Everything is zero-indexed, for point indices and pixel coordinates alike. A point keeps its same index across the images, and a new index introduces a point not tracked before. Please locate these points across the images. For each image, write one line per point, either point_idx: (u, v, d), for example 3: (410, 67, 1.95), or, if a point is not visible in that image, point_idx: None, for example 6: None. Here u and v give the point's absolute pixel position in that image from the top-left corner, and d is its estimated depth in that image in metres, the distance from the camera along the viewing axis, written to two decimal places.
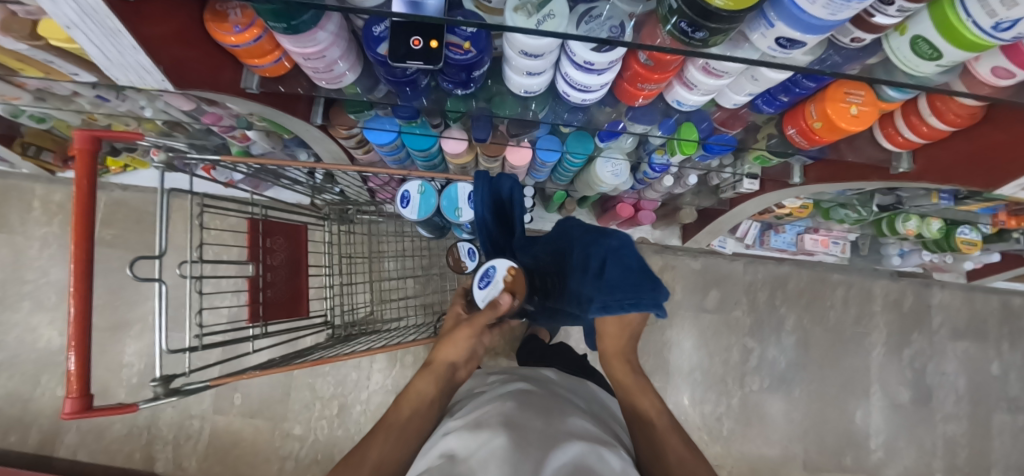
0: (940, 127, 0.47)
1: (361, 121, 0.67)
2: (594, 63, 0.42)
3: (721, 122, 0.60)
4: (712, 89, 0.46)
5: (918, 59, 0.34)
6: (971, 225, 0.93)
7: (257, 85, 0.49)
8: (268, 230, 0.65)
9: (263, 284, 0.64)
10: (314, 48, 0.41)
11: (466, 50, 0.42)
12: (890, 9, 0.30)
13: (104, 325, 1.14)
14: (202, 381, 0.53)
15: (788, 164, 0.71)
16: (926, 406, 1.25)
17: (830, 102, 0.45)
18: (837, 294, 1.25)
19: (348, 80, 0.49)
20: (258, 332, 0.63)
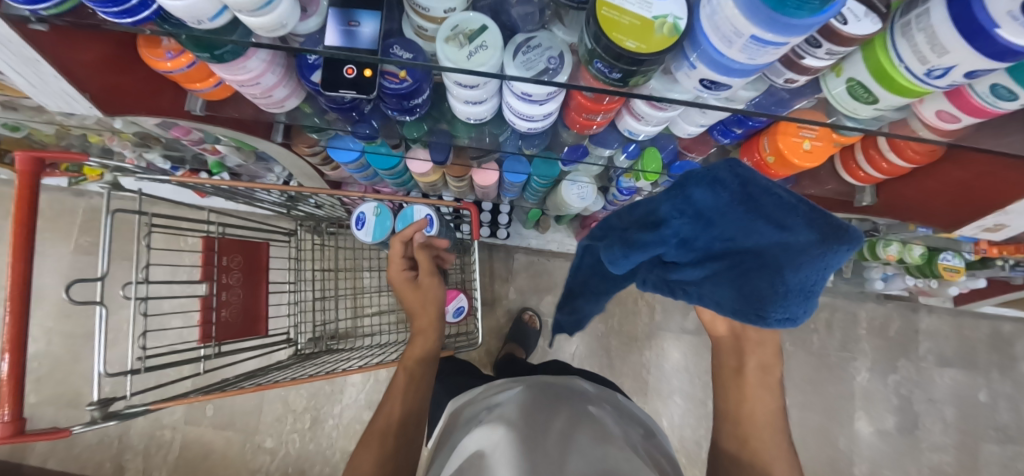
0: (899, 164, 0.46)
1: (323, 140, 0.66)
2: (531, 94, 0.41)
3: (685, 147, 0.59)
4: (660, 119, 0.45)
5: (856, 101, 0.32)
6: (954, 251, 0.90)
7: (201, 108, 0.49)
8: (223, 249, 0.64)
9: (216, 303, 0.63)
10: (246, 75, 0.40)
11: (401, 79, 0.41)
12: (817, 52, 0.28)
13: (78, 332, 1.13)
14: (142, 405, 0.52)
15: None
16: (912, 433, 1.21)
17: (782, 137, 0.44)
18: (821, 317, 1.23)
19: (290, 104, 0.48)
20: (209, 352, 0.62)
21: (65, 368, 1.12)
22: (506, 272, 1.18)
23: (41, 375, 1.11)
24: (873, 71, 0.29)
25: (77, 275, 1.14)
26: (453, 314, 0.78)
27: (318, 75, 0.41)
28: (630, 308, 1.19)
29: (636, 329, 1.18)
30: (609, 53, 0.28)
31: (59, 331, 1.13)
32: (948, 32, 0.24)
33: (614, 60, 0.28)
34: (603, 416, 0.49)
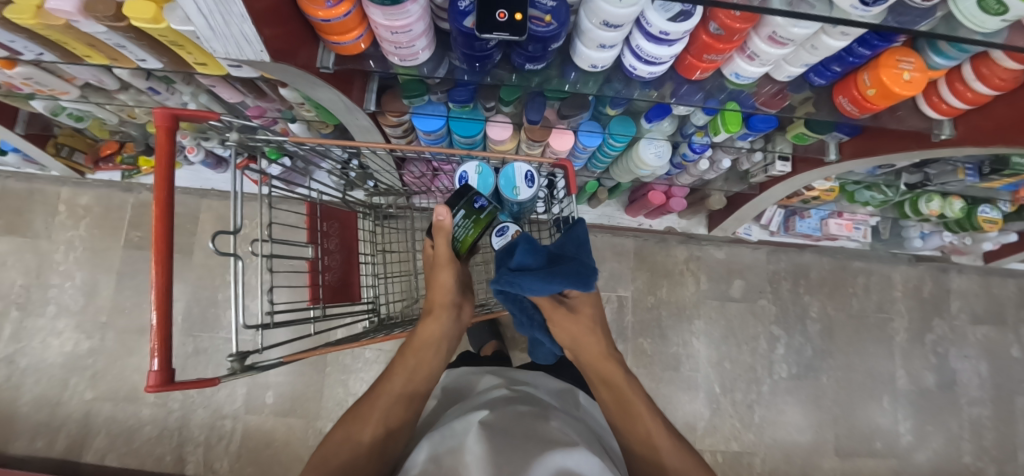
0: (983, 92, 0.51)
1: (412, 107, 0.69)
2: (669, 33, 0.44)
3: (763, 103, 0.60)
4: (773, 59, 0.49)
5: (985, 13, 0.36)
6: (991, 203, 0.97)
7: (332, 63, 0.51)
8: (324, 215, 0.66)
9: (321, 267, 0.65)
10: (403, 22, 0.43)
11: (547, 23, 0.44)
12: None
13: (132, 327, 1.13)
14: (275, 358, 0.54)
15: (824, 142, 0.75)
16: (951, 390, 1.26)
17: (884, 69, 0.48)
18: (858, 281, 1.28)
19: (422, 57, 0.51)
20: (317, 314, 0.64)
21: (121, 363, 1.11)
22: None
23: (96, 371, 1.10)
24: None
25: (130, 270, 1.14)
26: None
27: (471, 21, 0.44)
28: (675, 279, 1.23)
29: (683, 300, 1.22)
30: None
31: (114, 326, 1.12)
32: None
33: None
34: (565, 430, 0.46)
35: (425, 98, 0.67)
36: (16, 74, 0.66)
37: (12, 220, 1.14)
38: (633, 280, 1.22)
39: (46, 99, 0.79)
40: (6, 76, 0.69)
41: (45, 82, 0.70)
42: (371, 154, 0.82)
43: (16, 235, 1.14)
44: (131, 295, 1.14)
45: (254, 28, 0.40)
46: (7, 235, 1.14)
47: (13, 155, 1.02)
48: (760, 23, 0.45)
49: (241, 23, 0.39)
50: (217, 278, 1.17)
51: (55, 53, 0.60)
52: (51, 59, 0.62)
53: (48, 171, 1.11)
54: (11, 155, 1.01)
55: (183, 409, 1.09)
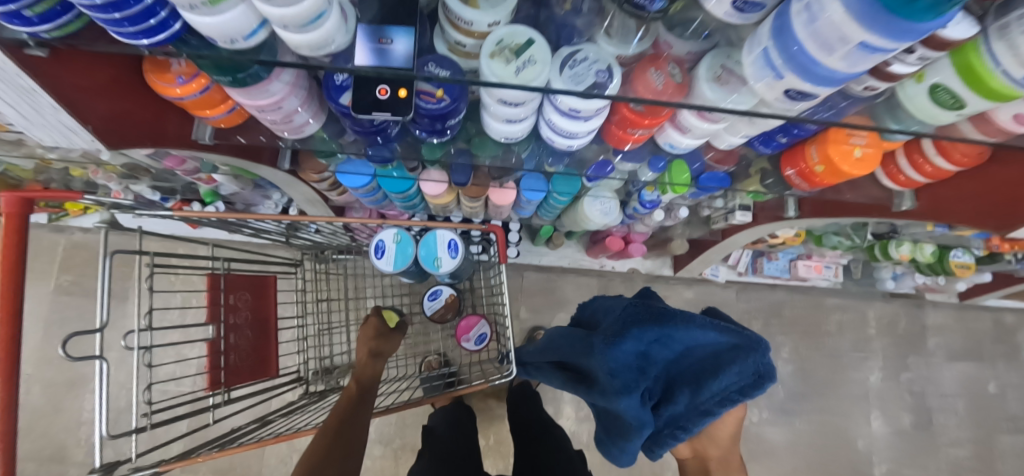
0: (944, 167, 0.45)
1: (332, 165, 0.63)
2: (579, 109, 0.38)
3: (716, 161, 0.57)
4: (706, 132, 0.43)
5: (939, 107, 0.31)
6: (964, 248, 0.94)
7: (210, 136, 0.45)
8: (230, 286, 0.59)
9: (225, 347, 0.57)
10: (268, 101, 0.37)
11: (438, 98, 0.39)
12: (909, 58, 0.27)
13: (60, 379, 1.05)
14: (150, 468, 0.46)
15: (782, 200, 0.70)
16: (929, 430, 1.23)
17: (831, 144, 0.43)
18: (832, 318, 1.24)
19: (310, 129, 0.45)
20: (219, 401, 0.57)
21: (46, 420, 1.02)
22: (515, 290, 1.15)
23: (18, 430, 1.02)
24: (969, 77, 0.28)
25: (58, 318, 1.06)
26: (474, 343, 0.72)
27: (347, 97, 0.38)
28: None
29: None
30: None
31: (39, 380, 1.04)
32: None
33: None
34: None
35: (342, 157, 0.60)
36: None
37: None
38: None
39: None
40: None
41: None
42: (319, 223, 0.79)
43: None
44: (58, 344, 1.06)
45: (75, 115, 0.37)
46: None
47: None
48: None
49: (54, 112, 0.35)
50: None
51: None
52: None
53: None
54: None
55: None
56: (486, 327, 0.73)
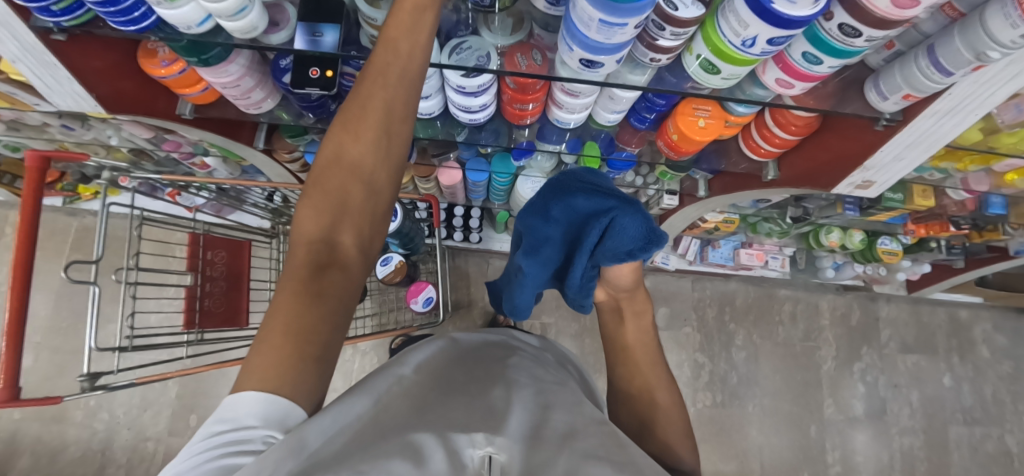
0: (786, 138, 0.55)
1: (300, 146, 0.75)
2: (465, 86, 0.49)
3: (618, 137, 0.66)
4: (578, 107, 0.54)
5: (707, 74, 0.42)
6: (891, 236, 1.00)
7: (190, 111, 0.56)
8: (209, 244, 0.71)
9: (200, 293, 0.68)
10: (227, 79, 0.48)
11: None
12: (665, 34, 0.38)
13: (66, 347, 1.16)
14: (128, 380, 0.57)
15: (695, 180, 0.81)
16: (881, 420, 1.27)
17: (680, 117, 0.53)
18: (784, 309, 1.30)
19: (267, 106, 0.56)
20: (193, 339, 0.68)
21: (51, 384, 1.13)
22: (481, 275, 1.25)
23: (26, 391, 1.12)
24: (713, 49, 0.39)
25: (68, 292, 1.18)
26: (422, 304, 0.83)
27: (288, 77, 0.49)
28: None
29: None
30: None
31: (48, 347, 1.15)
32: (744, 11, 0.34)
33: None
34: (528, 366, 0.46)
35: (309, 137, 0.72)
36: None
37: None
38: (558, 307, 1.26)
39: None
40: None
41: None
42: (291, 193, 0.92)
43: None
44: (67, 316, 1.18)
45: (85, 87, 0.49)
46: None
47: None
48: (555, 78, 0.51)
49: (70, 82, 0.47)
50: None
51: None
52: None
53: None
54: None
55: (108, 430, 1.11)
56: (433, 292, 0.85)
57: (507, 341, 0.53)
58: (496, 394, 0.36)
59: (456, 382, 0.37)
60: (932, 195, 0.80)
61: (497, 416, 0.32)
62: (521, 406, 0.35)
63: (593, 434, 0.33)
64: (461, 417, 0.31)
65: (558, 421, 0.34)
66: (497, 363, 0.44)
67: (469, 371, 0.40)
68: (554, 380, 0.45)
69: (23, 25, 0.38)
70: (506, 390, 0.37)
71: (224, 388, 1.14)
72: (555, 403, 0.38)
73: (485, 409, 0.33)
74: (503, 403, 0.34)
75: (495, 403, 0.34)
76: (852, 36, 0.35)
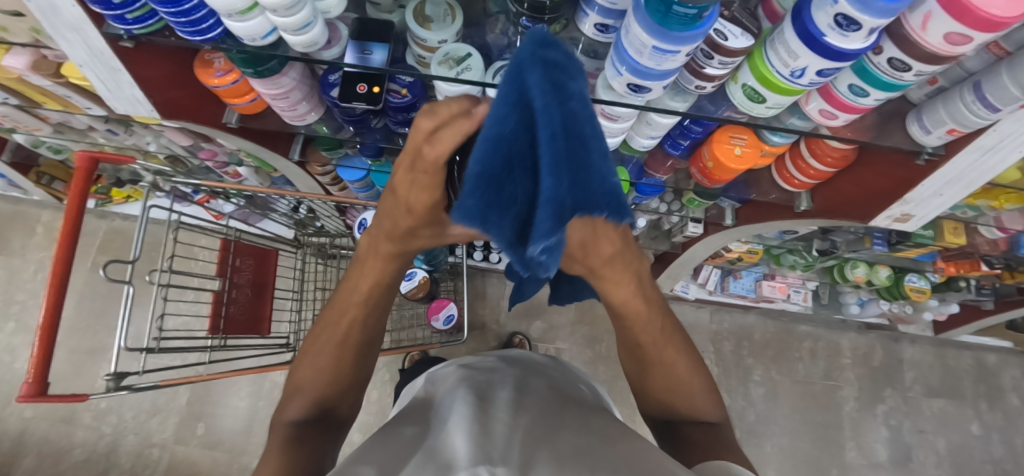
0: (822, 169, 0.56)
1: (334, 160, 0.76)
2: None
3: (647, 163, 0.67)
4: (615, 131, 0.54)
5: (751, 102, 0.43)
6: (918, 273, 0.98)
7: (235, 120, 0.59)
8: (238, 251, 0.72)
9: (226, 299, 0.69)
10: (279, 90, 0.50)
11: (403, 95, 0.51)
12: (712, 62, 0.39)
13: (83, 347, 1.17)
14: (152, 381, 0.57)
15: (722, 208, 0.81)
16: (907, 467, 1.20)
17: (716, 144, 0.53)
18: (804, 346, 1.27)
19: (311, 118, 0.58)
20: (215, 345, 0.68)
21: (64, 383, 1.13)
22: (497, 296, 1.25)
23: None
24: (760, 78, 0.40)
25: (89, 292, 1.20)
26: (442, 322, 0.83)
27: (337, 91, 0.51)
28: None
29: None
30: (530, 7, 0.39)
31: (65, 346, 1.16)
32: (797, 43, 0.35)
33: (535, 13, 0.40)
34: (544, 388, 0.47)
35: (343, 151, 0.74)
36: None
37: None
38: (573, 332, 1.24)
39: (26, 132, 0.89)
40: None
41: (19, 119, 0.81)
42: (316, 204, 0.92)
43: None
44: (86, 316, 1.19)
45: (144, 92, 0.50)
46: None
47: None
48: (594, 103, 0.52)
49: (130, 87, 0.49)
50: None
51: (18, 98, 0.69)
52: (17, 102, 0.71)
53: (31, 195, 1.20)
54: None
55: (115, 434, 1.10)
56: (454, 310, 0.84)
57: (525, 359, 0.56)
58: (501, 421, 0.37)
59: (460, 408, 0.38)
60: (964, 232, 0.79)
61: (497, 438, 0.33)
62: (523, 427, 0.36)
63: (609, 443, 0.31)
64: (456, 446, 0.32)
65: (567, 434, 0.34)
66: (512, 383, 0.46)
67: (470, 391, 0.42)
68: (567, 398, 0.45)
69: (96, 31, 0.40)
70: (508, 412, 0.38)
71: (233, 398, 1.13)
72: (559, 415, 0.38)
73: (484, 433, 0.34)
74: (504, 424, 0.36)
75: (491, 423, 0.36)
76: (902, 70, 0.36)
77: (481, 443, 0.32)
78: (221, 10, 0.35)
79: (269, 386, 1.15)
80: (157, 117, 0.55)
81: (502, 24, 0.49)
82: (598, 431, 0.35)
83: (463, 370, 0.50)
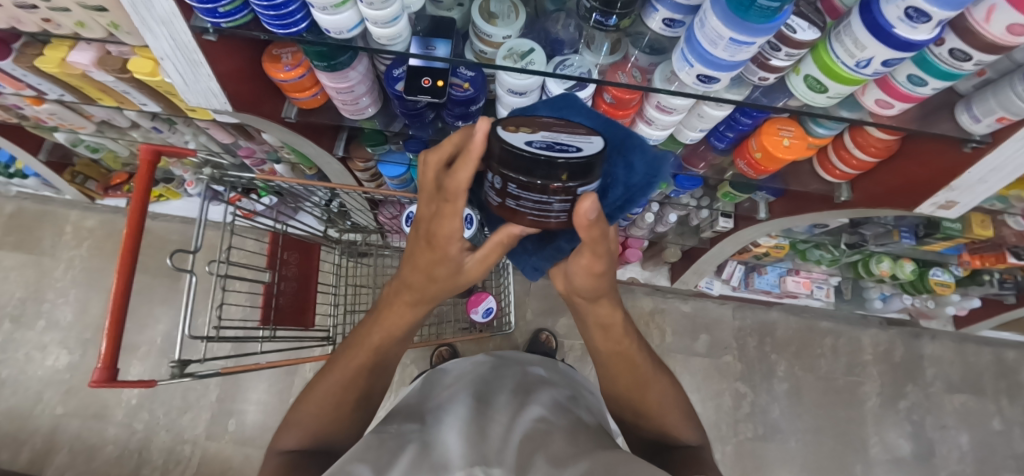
0: (865, 159, 0.57)
1: (377, 155, 0.77)
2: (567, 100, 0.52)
3: (686, 158, 0.69)
4: (668, 124, 0.56)
5: (812, 92, 0.45)
6: (942, 267, 1.00)
7: (294, 115, 0.61)
8: (285, 245, 0.73)
9: (276, 291, 0.70)
10: (345, 84, 0.52)
11: (465, 88, 0.53)
12: (779, 54, 0.41)
13: None
14: (214, 369, 0.58)
15: (755, 202, 0.83)
16: (930, 462, 1.21)
17: (765, 136, 0.55)
18: (826, 342, 1.28)
19: (369, 112, 0.60)
20: (266, 335, 0.69)
21: None
22: (522, 293, 1.27)
23: (70, 387, 1.13)
24: (823, 69, 0.42)
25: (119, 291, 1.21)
26: (482, 315, 0.84)
27: (401, 85, 0.53)
28: (642, 330, 1.26)
29: None
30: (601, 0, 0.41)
31: (96, 344, 1.17)
32: (865, 34, 0.37)
33: (604, 6, 0.42)
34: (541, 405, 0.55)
35: (387, 147, 0.75)
36: (43, 109, 0.78)
37: (22, 238, 1.23)
38: None
39: (68, 131, 0.91)
40: (35, 111, 0.81)
41: (66, 117, 0.83)
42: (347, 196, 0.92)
43: (24, 251, 1.22)
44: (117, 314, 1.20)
45: (219, 85, 0.51)
46: (16, 250, 1.22)
47: (33, 179, 1.14)
48: (649, 96, 0.54)
49: (208, 80, 0.50)
50: None
51: (74, 95, 0.71)
52: (71, 100, 0.73)
53: (63, 195, 1.22)
54: (31, 179, 1.13)
55: (147, 430, 1.11)
56: (492, 303, 0.85)
57: (522, 384, 0.64)
58: (496, 429, 0.47)
59: (460, 419, 0.49)
60: (991, 225, 0.80)
61: (493, 442, 0.43)
62: (517, 431, 0.45)
63: (582, 453, 0.39)
64: (458, 449, 0.41)
65: (553, 441, 0.42)
66: (507, 401, 0.56)
67: (473, 409, 0.53)
68: (554, 410, 0.54)
69: (184, 24, 0.41)
70: (503, 424, 0.48)
71: (263, 395, 1.14)
72: (547, 424, 0.48)
73: (479, 438, 0.44)
74: (500, 432, 0.46)
75: (487, 432, 0.46)
76: (963, 60, 0.37)
77: (479, 445, 0.42)
78: (318, 4, 0.37)
79: (298, 382, 1.16)
80: (228, 111, 0.57)
81: (562, 22, 0.51)
82: (576, 439, 0.44)
83: (475, 393, 0.59)
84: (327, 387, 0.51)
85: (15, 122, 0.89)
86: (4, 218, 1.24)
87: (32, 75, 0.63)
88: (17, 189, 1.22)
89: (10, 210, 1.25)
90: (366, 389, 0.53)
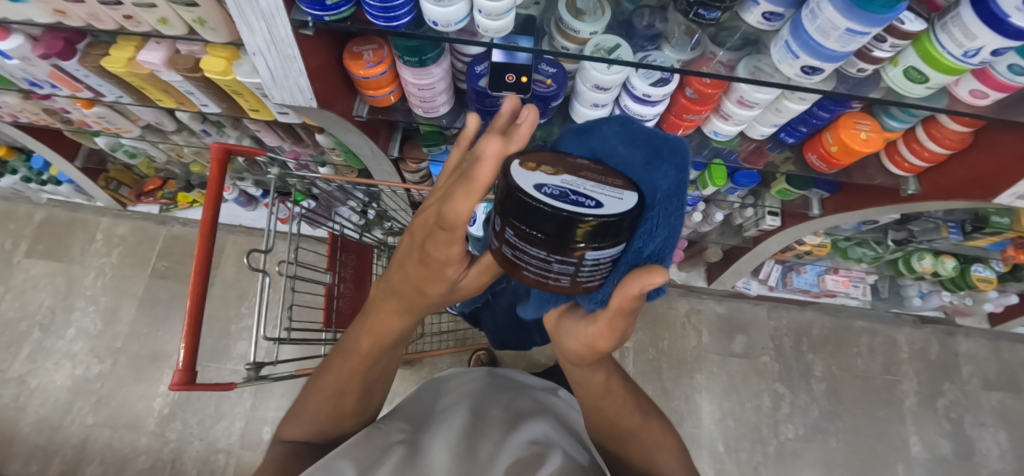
0: (938, 151, 0.58)
1: (430, 156, 0.77)
2: (651, 95, 0.53)
3: (745, 156, 0.68)
4: (744, 119, 0.57)
5: (911, 82, 0.45)
6: (983, 263, 1.00)
7: (366, 113, 0.62)
8: (344, 247, 0.72)
9: (336, 293, 0.69)
10: (428, 81, 0.52)
11: (549, 84, 0.53)
12: (884, 46, 0.41)
13: (144, 354, 1.15)
14: (287, 371, 0.57)
15: (808, 198, 0.83)
16: (972, 461, 1.20)
17: (843, 129, 0.55)
18: (862, 341, 1.28)
19: (441, 111, 0.60)
20: (328, 338, 0.68)
21: (126, 389, 1.11)
22: None
23: (101, 396, 1.11)
24: (925, 58, 0.42)
25: (151, 298, 1.19)
26: None
27: (484, 81, 0.53)
28: (678, 331, 1.26)
29: (685, 353, 1.24)
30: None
31: (126, 352, 1.14)
32: (980, 25, 0.36)
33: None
34: (542, 430, 0.49)
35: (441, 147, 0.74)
36: (92, 113, 0.78)
37: (51, 246, 1.22)
38: (635, 331, 1.25)
39: (110, 135, 0.91)
40: (82, 115, 0.81)
41: (114, 120, 0.82)
42: (388, 196, 0.90)
43: (52, 259, 1.21)
44: (147, 322, 1.18)
45: (307, 81, 0.51)
46: (44, 258, 1.21)
47: (67, 186, 1.13)
48: (730, 91, 0.54)
49: (298, 75, 0.50)
50: (231, 310, 1.20)
51: (131, 96, 0.70)
52: (126, 101, 0.73)
53: (94, 201, 1.21)
54: (65, 186, 1.12)
55: (180, 440, 1.08)
56: None
57: (525, 407, 0.56)
58: (486, 448, 0.43)
59: (453, 433, 0.44)
60: None
61: (482, 464, 0.39)
62: (507, 457, 0.41)
63: None
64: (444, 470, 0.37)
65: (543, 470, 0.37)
66: (502, 421, 0.50)
67: (467, 422, 0.47)
68: (552, 437, 0.48)
69: (285, 18, 0.41)
70: (493, 446, 0.43)
71: None
72: (543, 451, 0.42)
73: (468, 458, 0.40)
74: (488, 456, 0.41)
75: (477, 455, 0.41)
76: None
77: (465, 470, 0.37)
78: None
79: None
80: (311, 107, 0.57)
81: (649, 16, 0.49)
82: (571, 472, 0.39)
83: (467, 406, 0.52)
84: (320, 390, 0.46)
85: (57, 126, 0.88)
86: (33, 226, 1.23)
87: (94, 75, 0.63)
88: (48, 196, 1.20)
89: (39, 218, 1.23)
90: (361, 398, 0.47)
